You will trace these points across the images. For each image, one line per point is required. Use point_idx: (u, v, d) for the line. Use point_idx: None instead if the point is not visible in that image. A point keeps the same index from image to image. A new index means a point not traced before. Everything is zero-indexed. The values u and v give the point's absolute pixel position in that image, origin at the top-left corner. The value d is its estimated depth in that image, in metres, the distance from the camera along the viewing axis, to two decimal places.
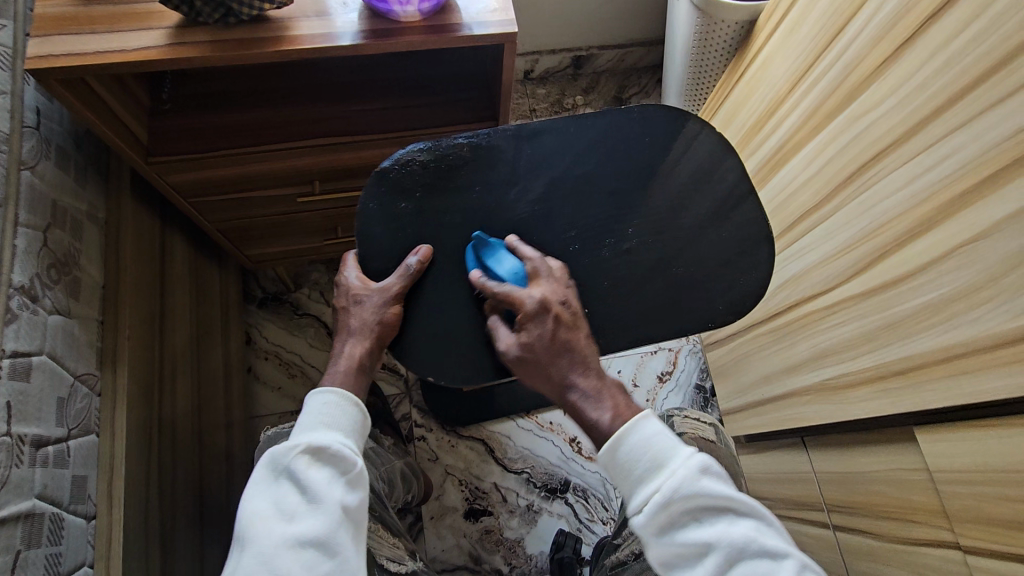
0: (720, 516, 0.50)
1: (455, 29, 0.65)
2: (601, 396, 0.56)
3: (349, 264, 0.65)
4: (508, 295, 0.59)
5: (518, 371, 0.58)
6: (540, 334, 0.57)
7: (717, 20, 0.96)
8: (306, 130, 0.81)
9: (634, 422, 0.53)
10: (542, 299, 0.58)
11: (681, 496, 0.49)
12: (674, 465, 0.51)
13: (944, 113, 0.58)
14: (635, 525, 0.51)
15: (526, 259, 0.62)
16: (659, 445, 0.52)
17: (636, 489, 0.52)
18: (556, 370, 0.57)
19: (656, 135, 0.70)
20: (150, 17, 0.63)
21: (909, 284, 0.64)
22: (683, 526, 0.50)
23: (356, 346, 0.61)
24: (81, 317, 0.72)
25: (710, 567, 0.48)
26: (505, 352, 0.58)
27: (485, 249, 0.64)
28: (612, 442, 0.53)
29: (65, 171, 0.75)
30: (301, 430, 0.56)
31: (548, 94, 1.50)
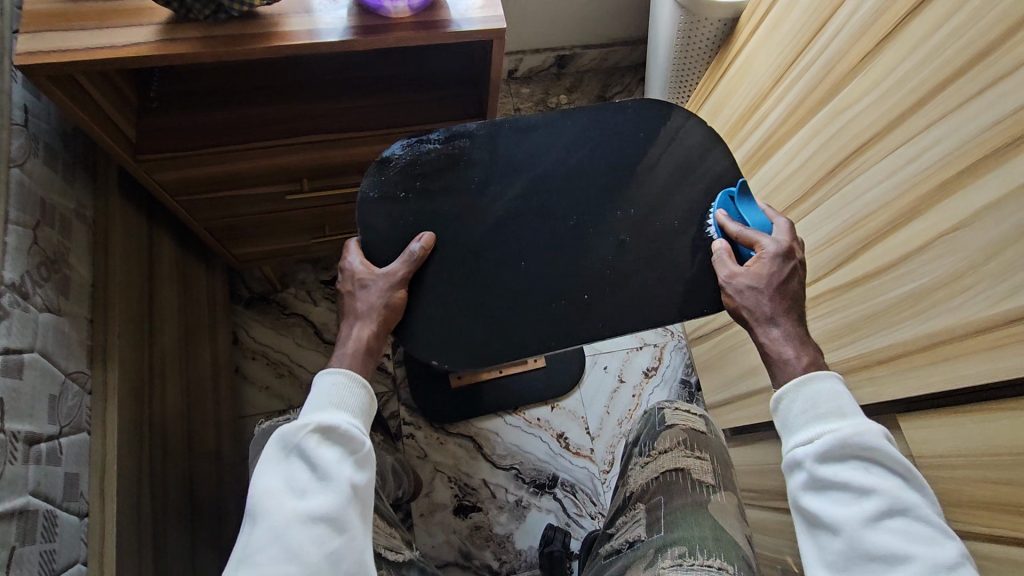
0: (890, 474, 0.51)
1: (443, 25, 0.66)
2: (804, 343, 0.58)
3: (351, 250, 0.66)
4: (745, 236, 0.63)
5: (736, 300, 0.61)
6: (774, 273, 0.61)
7: (700, 18, 0.97)
8: (297, 127, 0.81)
9: (823, 372, 0.55)
10: (787, 245, 0.62)
11: (859, 441, 0.52)
12: (863, 418, 0.53)
13: (924, 107, 0.61)
14: (797, 453, 0.54)
15: (775, 218, 0.66)
16: (847, 398, 0.54)
17: (806, 425, 0.55)
18: (772, 306, 0.60)
19: (647, 129, 0.71)
20: (143, 14, 0.63)
21: (892, 274, 0.66)
22: (848, 467, 0.52)
23: (365, 329, 0.61)
24: (71, 316, 0.72)
25: (870, 509, 0.50)
26: (733, 280, 0.62)
27: (743, 200, 0.68)
28: (800, 380, 0.56)
29: (53, 168, 0.75)
30: (311, 410, 0.56)
31: (532, 93, 1.52)
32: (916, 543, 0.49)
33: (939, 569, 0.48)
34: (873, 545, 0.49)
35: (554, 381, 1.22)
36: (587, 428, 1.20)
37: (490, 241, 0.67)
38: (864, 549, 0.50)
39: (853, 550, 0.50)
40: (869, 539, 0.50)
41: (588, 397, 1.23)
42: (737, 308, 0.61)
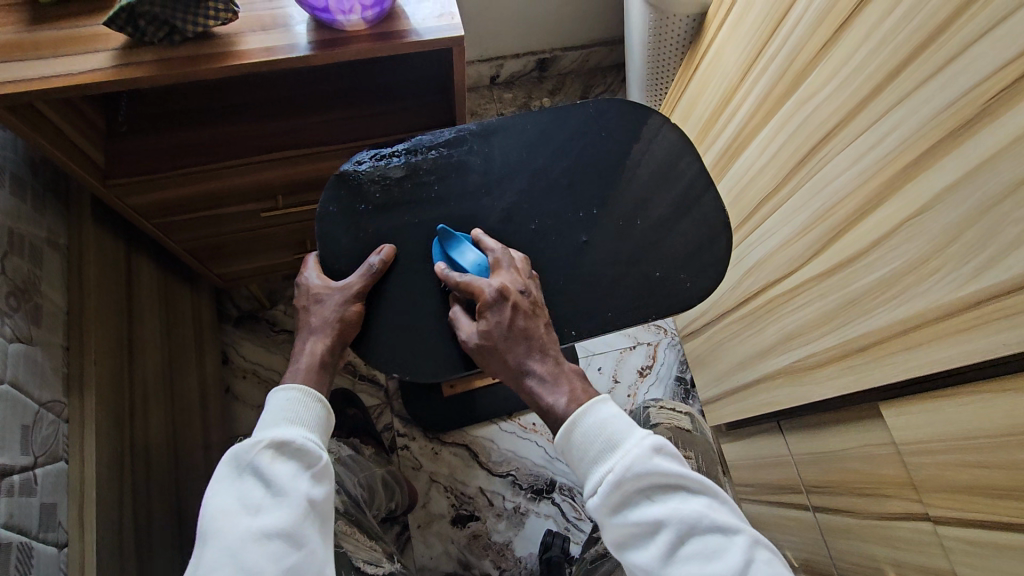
0: (671, 495, 0.49)
1: (402, 36, 0.65)
2: (558, 381, 0.57)
3: (308, 265, 0.66)
4: (467, 286, 0.59)
5: (477, 359, 0.59)
6: (496, 324, 0.58)
7: (669, 14, 0.96)
8: (265, 145, 0.81)
9: (592, 403, 0.54)
10: (499, 289, 0.58)
11: (632, 473, 0.49)
12: (630, 444, 0.51)
13: (884, 90, 0.60)
14: (591, 508, 0.51)
15: (490, 250, 0.63)
16: (616, 426, 0.52)
17: (590, 472, 0.52)
18: (513, 357, 0.58)
19: (612, 128, 0.71)
20: (98, 39, 0.63)
21: (864, 261, 0.65)
22: (637, 503, 0.49)
23: (318, 343, 0.61)
24: (44, 344, 0.72)
25: (664, 544, 0.48)
26: (467, 340, 0.59)
27: (450, 240, 0.64)
28: (570, 422, 0.53)
29: (21, 199, 0.75)
30: (265, 427, 0.56)
31: (515, 98, 1.52)
32: (715, 561, 0.46)
33: None
34: None
35: None
36: None
37: None
38: None
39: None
40: None
41: None
42: (489, 366, 0.59)
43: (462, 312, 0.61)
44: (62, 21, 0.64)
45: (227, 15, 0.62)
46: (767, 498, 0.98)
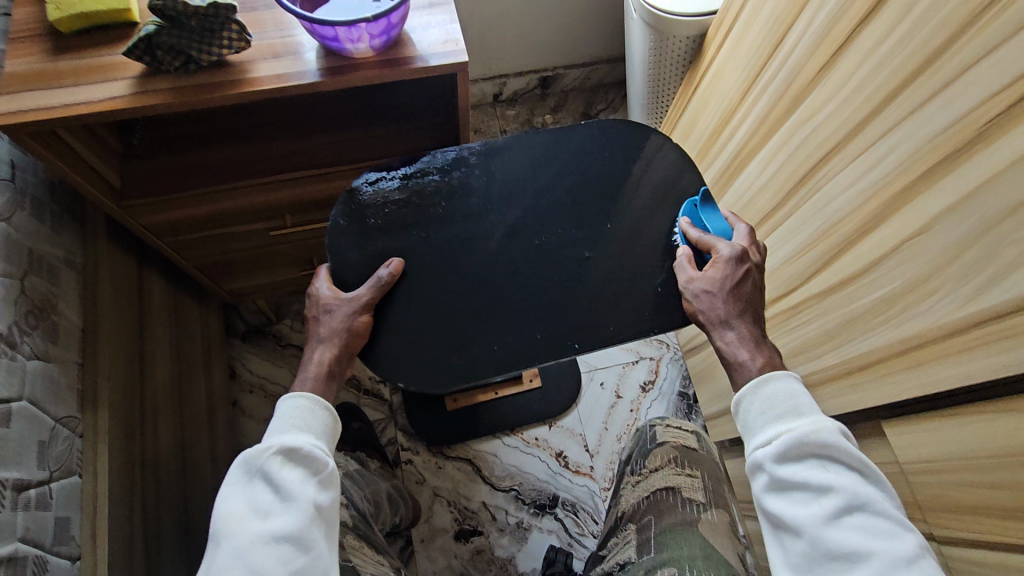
0: (846, 469, 0.51)
1: (407, 62, 0.68)
2: (760, 344, 0.59)
3: (320, 276, 0.67)
4: (706, 241, 0.64)
5: (690, 304, 0.62)
6: (727, 277, 0.61)
7: (669, 35, 0.98)
8: (275, 165, 0.84)
9: (783, 372, 0.55)
10: (738, 249, 0.62)
11: (815, 437, 0.51)
12: (821, 416, 0.53)
13: (881, 112, 0.61)
14: (757, 456, 0.53)
15: (737, 224, 0.67)
16: (805, 399, 0.54)
17: (766, 426, 0.54)
18: (726, 309, 0.60)
19: (614, 147, 0.73)
20: (116, 67, 0.65)
21: (864, 280, 0.66)
22: (807, 467, 0.51)
23: (326, 352, 0.62)
24: (61, 361, 0.73)
25: (828, 507, 0.49)
26: (689, 284, 0.63)
27: (705, 206, 0.69)
28: (756, 381, 0.56)
29: (39, 220, 0.76)
30: (274, 433, 0.57)
31: (518, 115, 1.55)
32: (876, 538, 0.48)
33: (899, 563, 0.47)
34: (832, 544, 0.48)
35: (550, 400, 1.21)
36: (586, 445, 1.20)
37: (458, 259, 0.68)
38: (826, 549, 0.49)
39: (814, 549, 0.49)
40: (828, 539, 0.49)
41: (586, 414, 1.22)
42: (695, 312, 0.62)
43: (688, 261, 0.64)
44: (84, 50, 0.65)
45: (239, 43, 0.64)
46: None
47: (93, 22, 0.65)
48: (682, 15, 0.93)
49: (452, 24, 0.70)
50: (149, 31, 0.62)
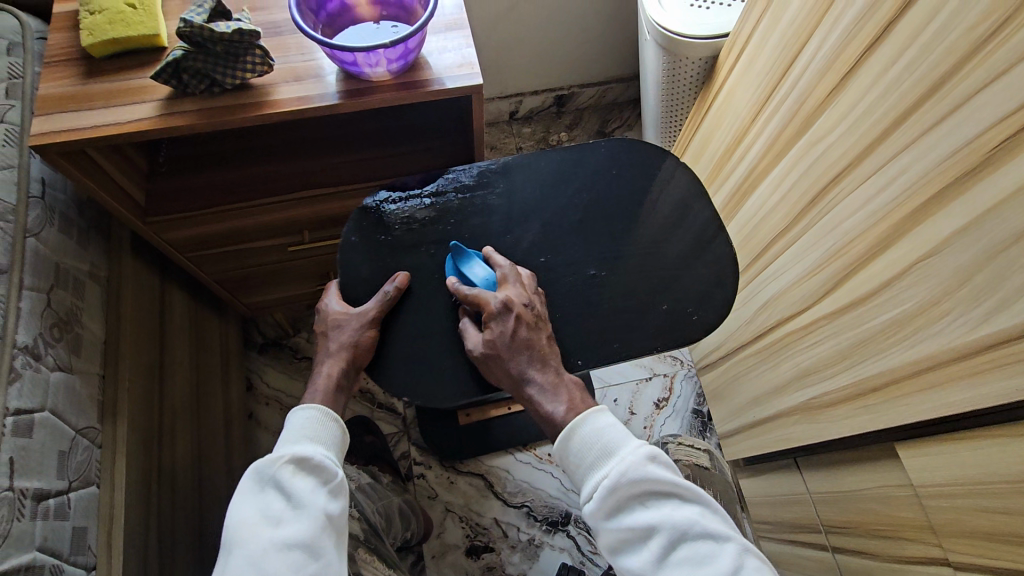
0: (665, 501, 0.53)
1: (424, 85, 0.69)
2: (557, 390, 0.59)
3: (330, 293, 0.69)
4: (476, 298, 0.62)
5: (483, 369, 0.62)
6: (501, 333, 0.60)
7: (681, 57, 0.99)
8: (293, 183, 0.86)
9: (588, 413, 0.57)
10: (505, 300, 0.61)
11: (626, 480, 0.53)
12: (625, 453, 0.55)
13: (890, 135, 0.61)
14: (587, 512, 0.55)
15: (499, 266, 0.65)
16: (611, 435, 0.56)
17: (588, 477, 0.56)
18: (515, 366, 0.60)
19: (623, 167, 0.74)
20: (143, 91, 0.67)
21: (876, 301, 0.65)
22: (631, 509, 0.53)
23: (334, 365, 0.63)
24: (83, 373, 0.75)
25: (653, 550, 0.52)
26: (472, 350, 0.62)
27: (461, 257, 0.67)
28: (567, 431, 0.57)
29: (67, 235, 0.78)
30: (286, 443, 0.58)
31: (533, 132, 1.56)
32: (703, 566, 0.50)
33: None
34: None
35: None
36: None
37: (467, 276, 0.69)
38: None
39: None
40: None
41: None
42: (491, 375, 0.61)
43: (470, 324, 0.64)
44: (114, 74, 0.68)
45: (262, 66, 0.66)
46: (785, 537, 0.96)
47: (126, 47, 0.68)
48: (695, 37, 0.94)
49: (468, 48, 0.72)
50: (177, 55, 0.64)
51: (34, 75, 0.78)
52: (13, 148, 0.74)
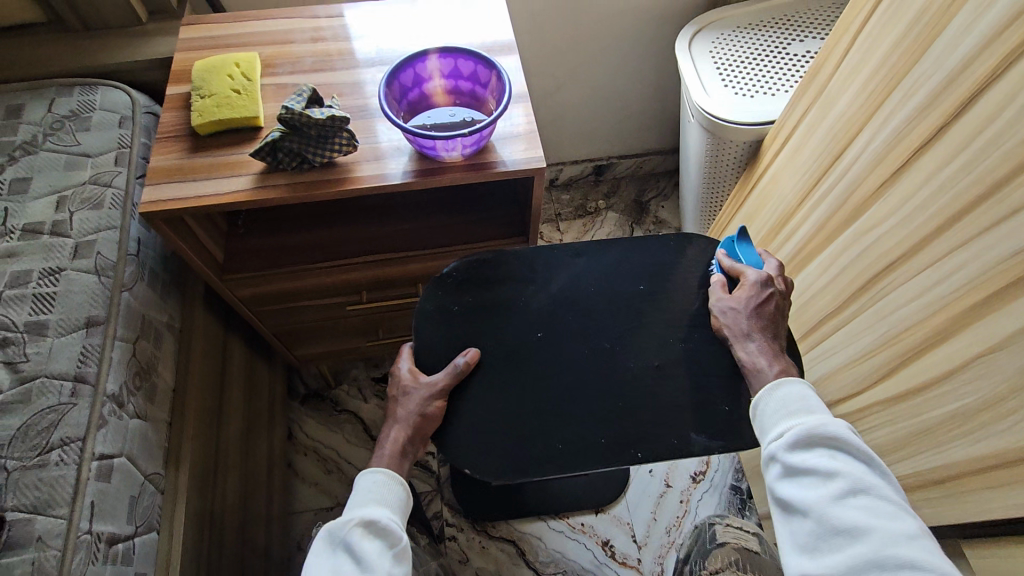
0: (854, 459, 0.54)
1: (491, 166, 0.75)
2: (777, 356, 0.63)
3: (404, 357, 0.72)
4: (737, 269, 0.70)
5: (720, 322, 0.68)
6: (754, 296, 0.67)
7: (726, 140, 1.04)
8: (357, 248, 0.92)
9: (791, 375, 0.60)
10: (765, 274, 0.68)
11: (824, 427, 0.55)
12: (832, 412, 0.56)
13: (944, 232, 0.63)
14: (770, 449, 0.57)
15: (769, 258, 0.73)
16: (814, 400, 0.58)
17: (779, 423, 0.58)
18: (744, 324, 0.66)
19: (690, 262, 0.77)
20: (241, 165, 0.75)
21: (936, 391, 0.66)
22: (815, 453, 0.55)
23: (400, 431, 0.66)
24: (155, 420, 0.78)
25: (835, 489, 0.52)
26: (716, 303, 0.69)
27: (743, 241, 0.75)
28: (770, 385, 0.60)
29: (155, 289, 0.84)
30: (355, 507, 0.61)
31: (572, 199, 1.62)
32: (880, 519, 0.50)
33: (901, 541, 0.49)
34: (837, 521, 0.51)
35: (599, 486, 1.19)
36: (634, 535, 1.17)
37: (529, 350, 0.72)
38: (829, 526, 0.51)
39: (820, 528, 0.52)
40: (834, 518, 0.51)
41: (634, 502, 1.20)
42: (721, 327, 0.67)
43: (717, 284, 0.71)
44: (217, 149, 0.76)
45: (348, 146, 0.73)
46: None
47: (227, 126, 0.76)
48: (741, 123, 1.00)
49: (530, 132, 0.78)
50: (274, 136, 0.71)
51: (141, 145, 0.88)
52: (117, 212, 0.82)
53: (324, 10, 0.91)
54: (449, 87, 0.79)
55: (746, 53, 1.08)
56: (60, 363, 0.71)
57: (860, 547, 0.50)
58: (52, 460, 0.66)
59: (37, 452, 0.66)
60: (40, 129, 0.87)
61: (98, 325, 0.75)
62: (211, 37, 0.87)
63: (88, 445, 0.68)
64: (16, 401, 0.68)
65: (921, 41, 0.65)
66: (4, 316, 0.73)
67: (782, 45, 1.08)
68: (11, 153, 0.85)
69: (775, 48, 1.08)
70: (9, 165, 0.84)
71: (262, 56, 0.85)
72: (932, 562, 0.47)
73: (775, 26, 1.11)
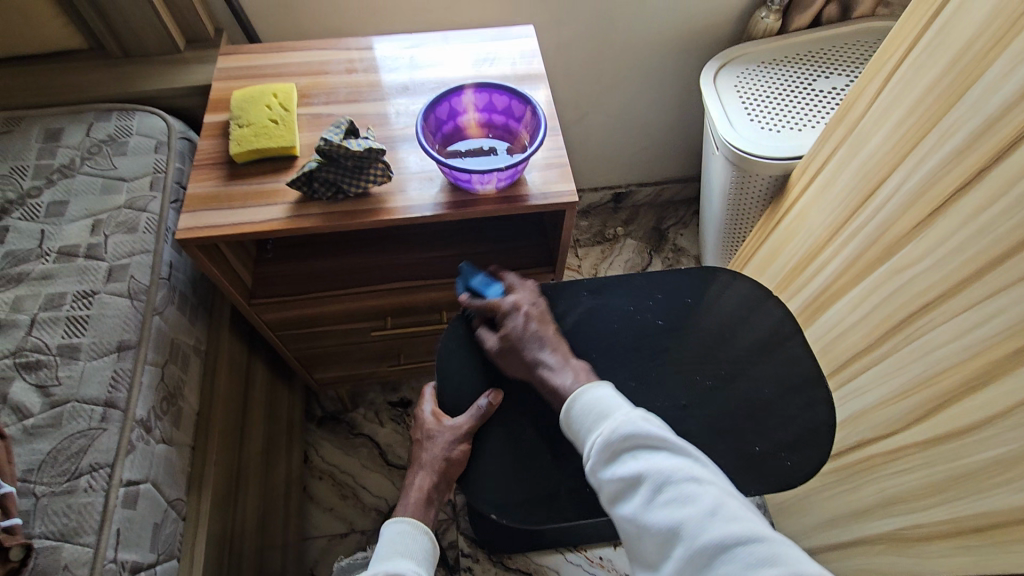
0: (652, 453, 0.56)
1: (523, 199, 0.76)
2: (565, 367, 0.66)
3: (427, 400, 0.74)
4: (490, 303, 0.72)
5: (504, 362, 0.70)
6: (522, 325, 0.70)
7: (751, 174, 1.05)
8: (384, 275, 0.92)
9: (587, 385, 0.62)
10: (513, 302, 0.72)
11: (616, 434, 0.57)
12: (617, 414, 0.58)
13: (984, 275, 0.63)
14: (589, 470, 0.58)
15: (509, 280, 0.76)
16: (609, 400, 0.60)
17: (588, 437, 0.60)
18: (528, 353, 0.68)
19: (716, 296, 0.77)
20: (276, 194, 0.75)
21: (973, 437, 0.64)
22: (622, 462, 0.56)
23: (425, 479, 0.69)
24: (180, 445, 0.78)
25: (644, 492, 0.54)
26: (490, 347, 0.71)
27: (472, 278, 0.77)
28: (568, 400, 0.62)
29: (183, 313, 0.85)
30: (381, 560, 0.63)
31: (590, 225, 1.63)
32: (688, 506, 0.52)
33: (707, 521, 0.51)
34: (656, 523, 0.53)
35: None
36: None
37: None
38: (654, 532, 0.53)
39: (648, 535, 0.53)
40: (653, 521, 0.53)
41: None
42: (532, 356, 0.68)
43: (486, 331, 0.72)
44: (253, 178, 0.77)
45: (382, 177, 0.74)
46: None
47: (265, 155, 0.77)
48: (767, 158, 1.01)
49: (562, 166, 0.79)
50: (311, 167, 0.72)
51: (175, 171, 0.90)
52: (151, 236, 0.83)
53: (357, 42, 0.93)
54: (483, 121, 0.80)
55: (770, 88, 1.09)
56: (91, 388, 0.71)
57: (678, 542, 0.51)
58: (81, 486, 0.66)
59: (66, 477, 0.66)
60: (78, 153, 0.89)
61: (129, 349, 0.75)
62: (248, 67, 0.89)
63: (116, 471, 0.68)
64: (46, 425, 0.69)
65: (957, 86, 0.66)
66: (37, 338, 0.74)
67: (806, 81, 1.09)
68: (49, 176, 0.87)
69: (799, 84, 1.09)
70: (46, 188, 0.86)
71: (298, 86, 0.86)
72: (735, 529, 0.50)
73: (799, 62, 1.12)
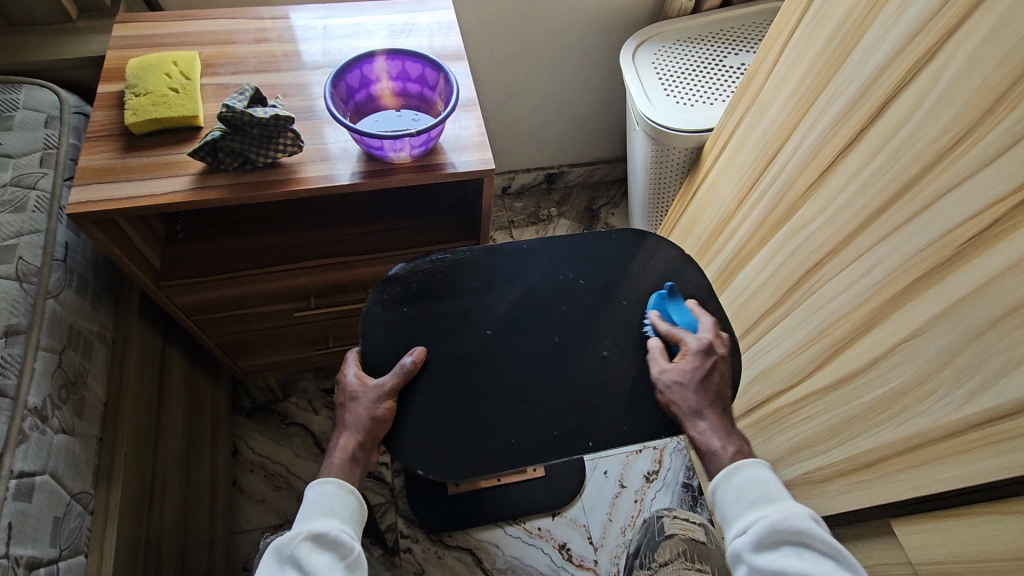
0: (820, 558, 0.54)
1: (440, 167, 0.75)
2: (729, 434, 0.64)
3: (349, 362, 0.71)
4: (675, 335, 0.69)
5: (346, 389, 0.68)
6: (696, 369, 0.66)
7: (670, 147, 1.08)
8: (303, 253, 0.90)
9: (753, 460, 0.61)
10: (704, 344, 0.68)
11: (784, 525, 0.56)
12: (790, 503, 0.58)
13: (866, 229, 0.68)
14: (737, 548, 0.57)
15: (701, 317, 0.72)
16: (773, 486, 0.60)
17: (741, 516, 0.59)
18: (365, 396, 0.67)
19: (634, 255, 0.79)
20: (179, 165, 0.72)
21: (864, 379, 0.69)
22: (781, 554, 0.55)
23: (350, 439, 0.65)
24: (84, 436, 0.74)
25: None
26: (348, 381, 0.69)
27: (670, 301, 0.74)
28: (727, 470, 0.61)
29: (83, 297, 0.80)
30: (303, 520, 0.60)
31: (524, 207, 1.64)
32: None
33: None
34: None
35: (555, 490, 1.20)
36: (590, 537, 1.17)
37: (481, 352, 0.72)
38: None
39: None
40: None
41: (589, 505, 1.20)
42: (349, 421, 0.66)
43: (355, 365, 0.71)
44: (151, 149, 0.73)
45: (292, 147, 0.72)
46: None
47: (163, 125, 0.73)
48: (684, 131, 1.04)
49: (479, 133, 0.79)
50: (213, 135, 0.69)
51: (69, 146, 0.84)
52: (43, 215, 0.78)
53: (269, 11, 0.89)
54: (397, 89, 0.79)
55: (686, 64, 1.13)
56: None
57: None
58: None
59: None
60: None
61: (19, 334, 0.70)
62: (147, 35, 0.84)
63: (5, 462, 0.64)
64: None
65: (841, 53, 0.70)
66: None
67: (719, 57, 1.14)
68: None
69: (712, 60, 1.14)
70: None
71: (202, 56, 0.82)
72: None
73: (712, 40, 1.16)
